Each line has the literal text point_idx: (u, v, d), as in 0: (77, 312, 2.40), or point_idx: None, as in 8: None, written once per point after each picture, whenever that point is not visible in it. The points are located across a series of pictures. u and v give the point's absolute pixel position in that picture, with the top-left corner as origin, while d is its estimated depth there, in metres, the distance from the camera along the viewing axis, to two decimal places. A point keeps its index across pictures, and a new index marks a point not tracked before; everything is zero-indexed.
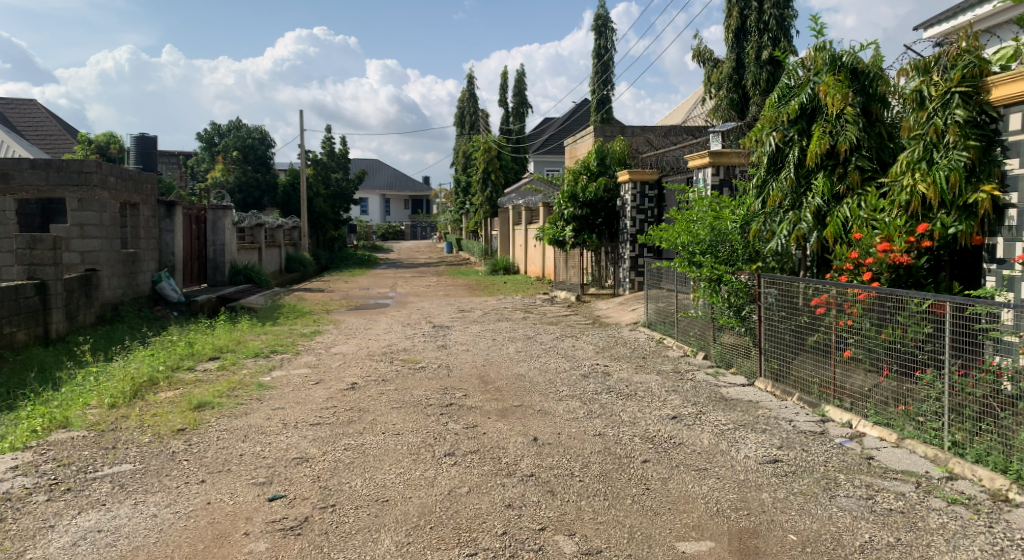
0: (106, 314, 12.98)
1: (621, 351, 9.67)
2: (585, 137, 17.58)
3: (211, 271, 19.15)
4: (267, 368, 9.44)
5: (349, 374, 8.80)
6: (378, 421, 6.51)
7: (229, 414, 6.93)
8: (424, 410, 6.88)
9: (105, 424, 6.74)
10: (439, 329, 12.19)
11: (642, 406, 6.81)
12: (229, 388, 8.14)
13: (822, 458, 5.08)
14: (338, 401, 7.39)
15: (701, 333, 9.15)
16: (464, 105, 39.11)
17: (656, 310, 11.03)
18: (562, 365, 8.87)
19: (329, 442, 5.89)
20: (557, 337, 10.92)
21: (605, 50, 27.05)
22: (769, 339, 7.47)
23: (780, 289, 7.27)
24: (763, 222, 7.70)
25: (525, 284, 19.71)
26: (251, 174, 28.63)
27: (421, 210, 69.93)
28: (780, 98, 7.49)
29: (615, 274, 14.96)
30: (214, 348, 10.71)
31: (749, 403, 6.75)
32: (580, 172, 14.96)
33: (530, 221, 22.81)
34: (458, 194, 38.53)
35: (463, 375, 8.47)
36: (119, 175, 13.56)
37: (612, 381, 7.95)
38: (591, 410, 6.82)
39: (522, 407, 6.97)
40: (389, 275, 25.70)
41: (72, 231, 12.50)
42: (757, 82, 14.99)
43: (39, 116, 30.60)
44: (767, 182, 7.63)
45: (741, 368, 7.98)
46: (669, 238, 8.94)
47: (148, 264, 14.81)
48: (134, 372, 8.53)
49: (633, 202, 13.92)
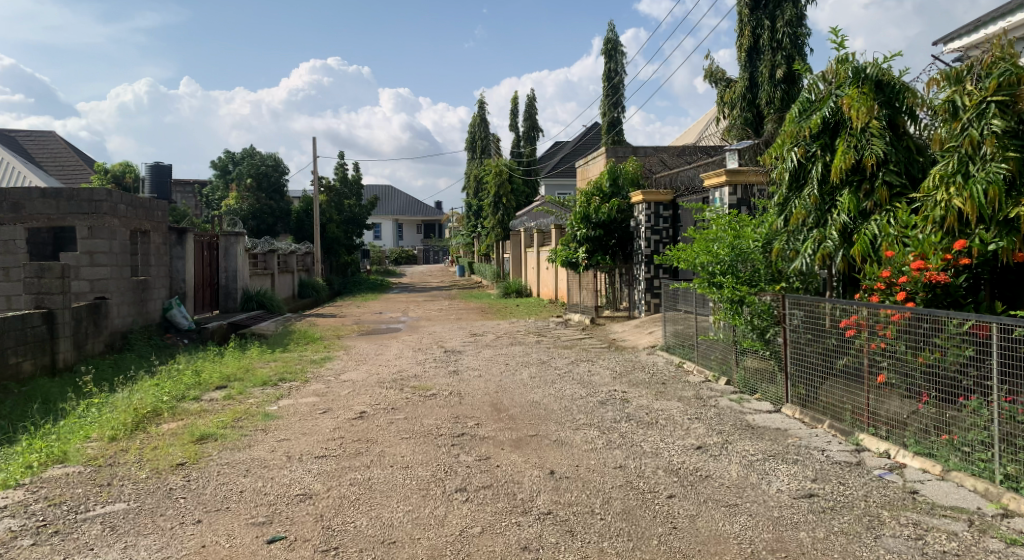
0: (114, 342, 12.77)
1: (640, 377, 9.33)
2: (597, 158, 17.31)
3: (223, 297, 18.95)
4: (275, 396, 9.17)
5: (357, 403, 8.50)
6: (387, 453, 6.21)
7: (231, 447, 6.64)
8: (435, 441, 6.57)
9: (104, 458, 6.47)
10: (451, 354, 11.90)
11: (665, 436, 6.50)
12: (234, 419, 7.86)
13: (862, 492, 4.75)
14: (345, 432, 7.09)
15: (723, 357, 8.82)
16: (475, 130, 39.04)
17: (674, 333, 10.70)
18: (578, 392, 8.54)
19: (334, 477, 5.59)
20: (572, 362, 10.59)
21: (616, 73, 26.90)
22: (796, 363, 7.16)
23: (807, 310, 6.97)
24: (785, 241, 7.34)
25: (537, 307, 19.39)
26: (264, 201, 28.57)
27: (433, 234, 69.88)
28: (800, 113, 7.15)
29: (630, 296, 14.63)
30: (221, 377, 10.45)
31: (778, 431, 6.46)
32: (592, 193, 14.70)
33: (543, 243, 22.57)
34: (470, 217, 38.36)
35: (475, 403, 8.16)
36: (130, 202, 13.40)
37: (631, 409, 7.64)
38: (610, 439, 6.49)
39: (538, 437, 6.65)
40: (401, 299, 25.47)
41: (82, 259, 12.28)
42: (772, 100, 14.69)
43: (58, 147, 30.76)
44: (789, 200, 7.29)
45: (766, 394, 7.68)
46: (688, 259, 8.65)
47: (157, 291, 14.62)
48: (138, 403, 8.27)
49: (648, 222, 13.63)
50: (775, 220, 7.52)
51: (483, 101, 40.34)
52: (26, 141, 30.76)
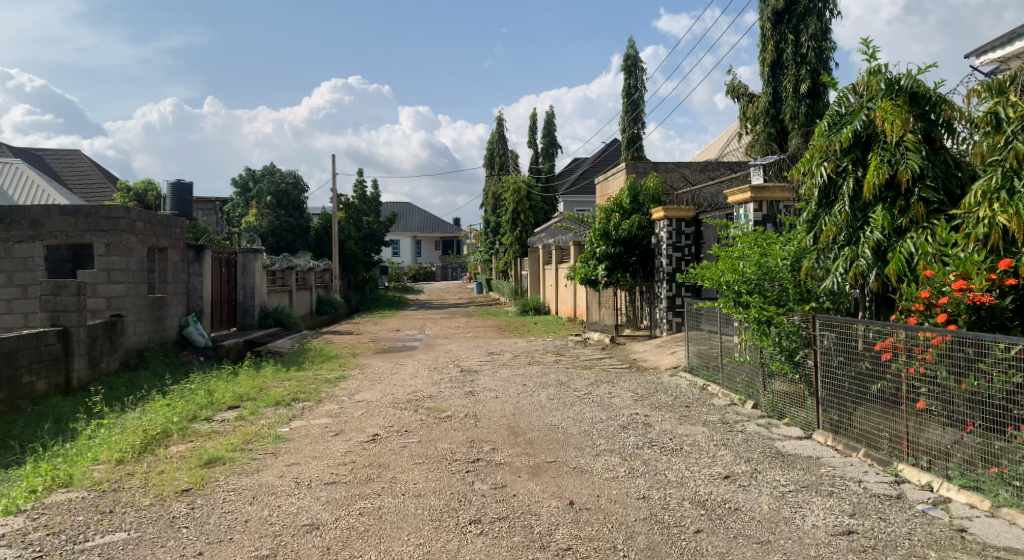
0: (130, 360, 12.62)
1: (662, 399, 9.03)
2: (617, 174, 17.05)
3: (241, 315, 18.84)
4: (288, 417, 8.94)
5: (371, 425, 8.26)
6: (399, 480, 5.96)
7: (240, 471, 6.40)
8: (449, 467, 6.32)
9: (109, 482, 6.24)
10: (468, 373, 11.64)
11: (691, 463, 6.22)
12: (244, 441, 7.63)
13: (905, 530, 4.51)
14: (357, 456, 6.84)
15: (750, 380, 8.52)
16: (493, 147, 38.94)
17: (697, 354, 10.38)
18: (599, 415, 8.26)
19: (343, 506, 5.34)
20: (592, 383, 10.30)
21: (635, 89, 26.70)
22: (827, 387, 6.89)
23: (838, 332, 6.71)
24: (815, 259, 7.04)
25: (556, 325, 19.11)
26: (283, 218, 28.55)
27: (451, 251, 69.79)
28: (830, 126, 6.83)
29: (651, 315, 14.32)
30: (235, 397, 10.24)
31: (809, 459, 6.23)
32: (612, 210, 14.44)
33: (561, 260, 22.32)
34: (488, 234, 38.18)
35: (492, 425, 7.89)
36: (148, 220, 13.29)
37: (654, 434, 7.35)
38: (632, 467, 6.20)
39: (557, 464, 6.37)
40: (418, 316, 25.28)
41: (99, 276, 12.37)
42: (796, 115, 14.39)
43: (83, 166, 30.94)
44: (818, 217, 7.00)
45: (796, 419, 7.40)
46: (712, 278, 8.38)
47: (174, 309, 14.51)
48: (147, 424, 8.06)
49: (669, 239, 13.37)
50: (804, 237, 7.22)
51: (501, 118, 40.26)
52: (51, 160, 30.98)
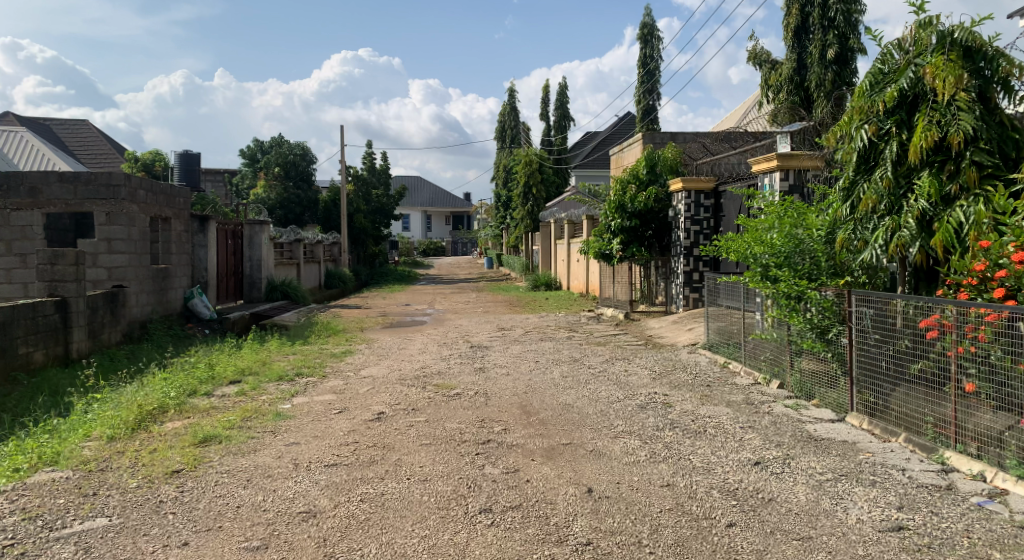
0: (133, 332, 12.27)
1: (681, 378, 8.59)
2: (633, 144, 16.53)
3: (248, 287, 18.48)
4: (291, 393, 8.56)
5: (376, 402, 7.87)
6: (405, 463, 5.57)
7: (236, 451, 6.01)
8: (458, 449, 5.91)
9: (97, 460, 5.85)
10: (478, 349, 11.23)
11: (717, 448, 5.79)
12: (243, 419, 7.25)
13: (961, 526, 4.17)
14: (360, 436, 6.44)
15: (776, 359, 8.08)
16: (504, 119, 38.31)
17: (717, 331, 9.92)
18: (615, 394, 7.84)
19: (343, 492, 4.94)
20: (607, 360, 9.88)
21: (650, 59, 26.09)
22: (862, 367, 6.49)
23: (875, 310, 6.31)
24: (852, 230, 6.60)
25: (567, 301, 18.68)
26: (293, 190, 28.13)
27: (462, 226, 69.32)
28: (871, 85, 6.36)
29: (666, 290, 13.82)
30: (237, 371, 9.87)
31: (845, 445, 5.82)
32: (628, 182, 13.93)
33: (573, 234, 21.83)
34: (498, 209, 37.67)
35: (503, 404, 7.49)
36: (150, 188, 12.88)
37: (674, 415, 6.93)
38: (654, 451, 5.77)
39: (573, 447, 5.96)
40: (428, 291, 24.90)
41: (100, 246, 11.88)
42: (822, 83, 13.83)
43: (91, 136, 30.57)
44: (855, 184, 6.58)
45: (826, 400, 7.01)
46: (738, 251, 7.92)
47: (179, 280, 14.14)
48: (143, 399, 7.67)
49: (687, 211, 12.88)
50: (840, 207, 6.78)
51: (513, 90, 39.58)
52: (59, 130, 30.58)
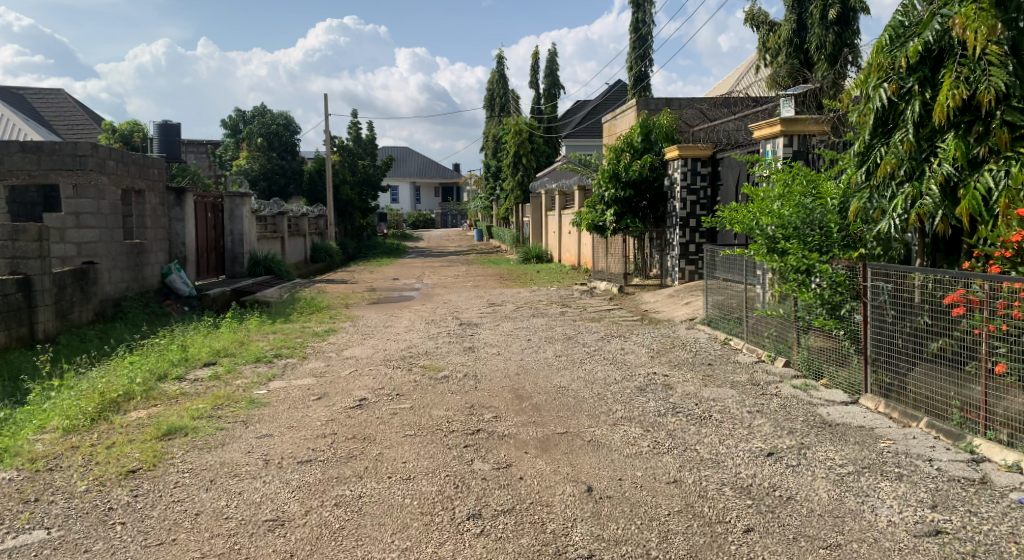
0: (106, 311, 11.73)
1: (681, 357, 8.14)
2: (626, 111, 15.95)
3: (229, 262, 17.89)
4: (267, 377, 8.07)
5: (357, 387, 7.39)
6: (386, 458, 5.11)
7: (202, 446, 5.53)
8: (444, 441, 5.44)
9: (48, 457, 5.37)
10: (467, 326, 10.73)
11: (726, 437, 5.32)
12: (213, 408, 6.78)
13: (1005, 529, 3.78)
14: (338, 427, 5.96)
15: (782, 336, 7.61)
16: (493, 88, 37.52)
17: (716, 305, 9.44)
18: (612, 375, 7.37)
19: (315, 495, 4.47)
20: (602, 338, 9.40)
21: (643, 24, 25.47)
22: (877, 346, 6.02)
23: (892, 284, 5.85)
24: (867, 198, 6.12)
25: (559, 274, 18.17)
26: (276, 162, 27.44)
27: (452, 198, 68.51)
28: (891, 39, 5.89)
29: (661, 262, 13.33)
30: (212, 352, 9.39)
31: (863, 431, 5.30)
32: (622, 150, 13.37)
33: (565, 206, 21.27)
34: (488, 179, 37.00)
35: (493, 388, 7.01)
36: (120, 159, 12.27)
37: (676, 399, 6.46)
38: (658, 441, 5.30)
39: (570, 437, 5.49)
40: (417, 264, 24.34)
41: (67, 220, 11.27)
42: (823, 45, 13.29)
43: (68, 106, 29.74)
44: (871, 148, 6.10)
45: (837, 381, 6.56)
46: (742, 222, 7.43)
47: (155, 256, 13.55)
48: (106, 386, 7.18)
49: (684, 180, 12.36)
50: (855, 173, 6.30)
51: (502, 58, 38.73)
52: (35, 100, 29.72)
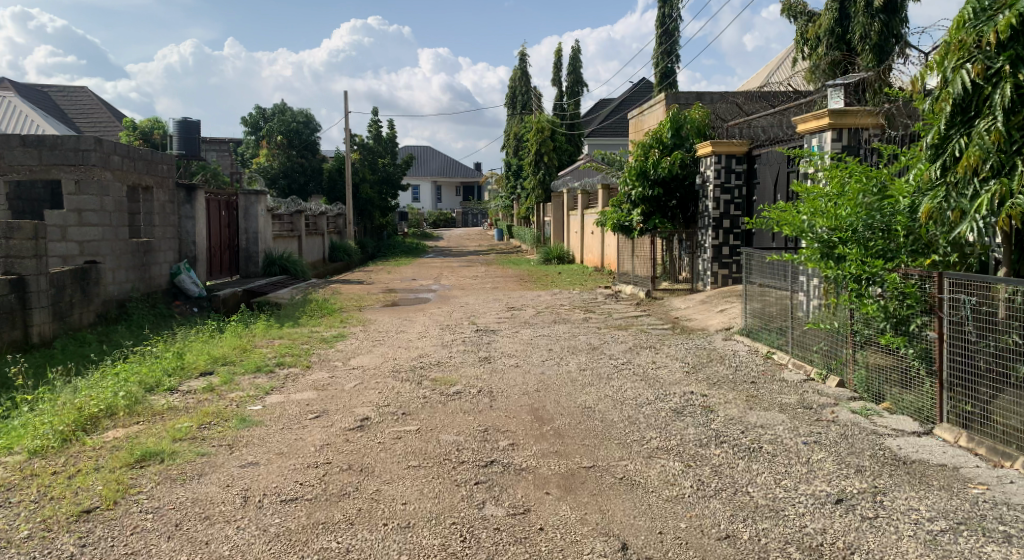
0: (108, 312, 11.11)
1: (719, 373, 7.34)
2: (655, 107, 15.13)
3: (243, 261, 17.27)
4: (264, 390, 7.39)
5: (360, 404, 6.66)
6: (383, 497, 4.39)
7: (175, 477, 4.82)
8: (451, 476, 4.69)
9: (2, 488, 4.68)
10: (484, 334, 9.96)
11: (783, 477, 4.53)
12: (199, 427, 6.10)
13: None
14: (332, 454, 5.24)
15: (834, 352, 6.81)
16: (515, 85, 36.73)
17: (756, 314, 8.62)
18: (645, 395, 6.59)
19: (296, 549, 3.81)
20: (631, 349, 8.61)
21: (669, 18, 24.56)
22: (956, 368, 5.21)
23: (974, 296, 5.06)
24: (943, 198, 5.32)
25: (582, 276, 17.37)
26: (296, 160, 26.88)
27: (473, 196, 67.82)
28: (975, 14, 5.07)
29: (692, 266, 12.51)
30: (210, 360, 8.73)
31: (946, 472, 4.49)
32: (650, 147, 12.54)
33: (588, 205, 20.50)
34: (509, 179, 36.21)
35: (510, 408, 6.26)
36: (126, 154, 11.65)
37: (719, 425, 5.68)
38: (702, 481, 4.55)
39: (597, 472, 4.75)
40: (437, 264, 23.61)
41: (70, 218, 10.67)
42: (867, 35, 12.40)
43: (91, 103, 29.40)
44: (948, 140, 5.29)
45: (902, 404, 5.79)
46: (790, 225, 6.63)
47: (164, 256, 12.94)
48: (88, 401, 6.52)
49: (717, 178, 11.55)
50: (927, 168, 5.49)
51: (524, 54, 37.90)
52: (58, 97, 29.40)
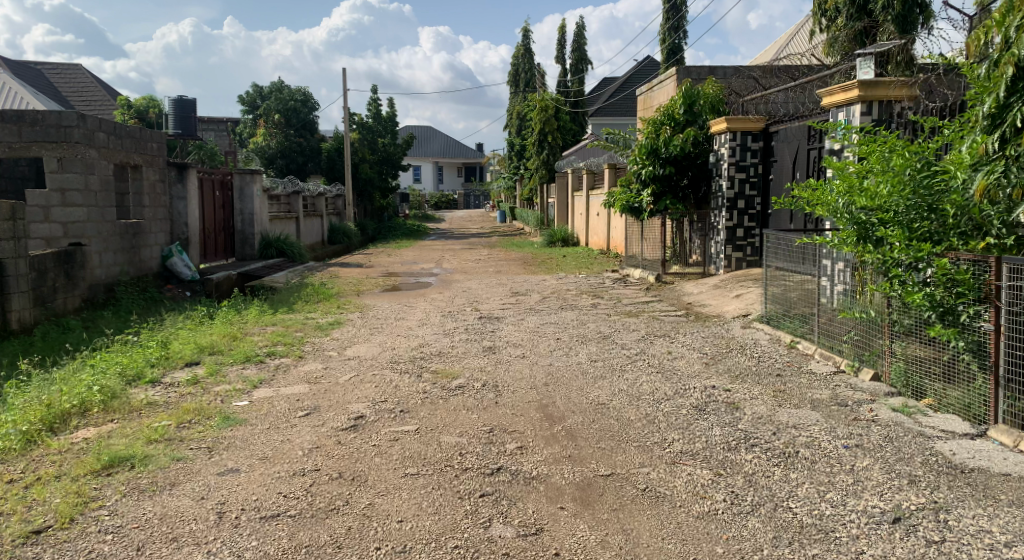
0: (95, 297, 10.59)
1: (742, 365, 6.82)
2: (666, 82, 14.48)
3: (239, 244, 16.71)
4: (252, 383, 6.85)
5: (355, 400, 6.15)
6: (376, 513, 3.91)
7: (145, 487, 4.30)
8: (454, 487, 4.18)
9: None
10: (487, 321, 9.44)
11: (828, 490, 4.02)
12: (177, 426, 5.59)
13: None
14: (322, 459, 4.72)
15: (867, 343, 6.26)
16: (518, 63, 36.02)
17: (776, 300, 8.07)
18: (663, 390, 6.06)
19: None
20: (644, 338, 8.08)
21: None
22: (1016, 362, 4.71)
23: None
24: (1001, 172, 4.82)
25: (588, 259, 16.81)
26: (294, 139, 26.23)
27: (475, 177, 67.14)
28: None
29: (704, 249, 11.94)
30: (196, 350, 8.20)
31: (1013, 484, 3.98)
32: (662, 123, 11.99)
33: (593, 186, 19.90)
34: (512, 159, 35.57)
35: (517, 405, 5.74)
36: (113, 131, 11.05)
37: (748, 426, 5.16)
38: (736, 493, 4.03)
39: (617, 482, 4.23)
40: (438, 247, 23.04)
41: (52, 198, 10.10)
42: (890, 4, 11.67)
43: (87, 80, 28.79)
44: (1009, 108, 4.79)
45: (948, 403, 5.26)
46: (823, 204, 6.06)
47: (154, 238, 12.39)
48: (59, 397, 6.01)
49: (732, 156, 10.97)
50: (983, 140, 4.99)
51: (527, 32, 37.15)
52: (53, 75, 28.79)
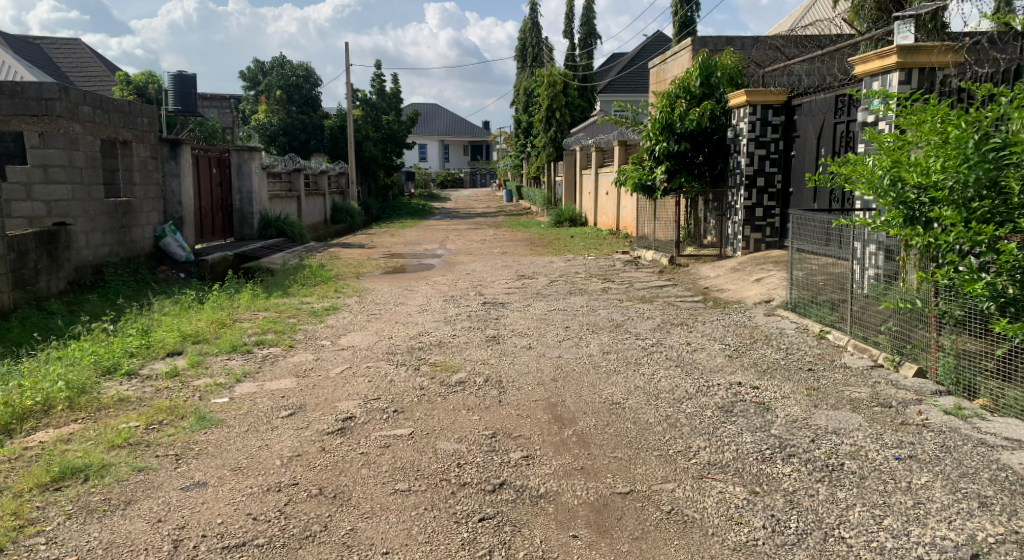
0: (82, 279, 10.04)
1: (768, 358, 6.22)
2: (681, 53, 13.77)
3: (237, 223, 16.13)
4: (235, 377, 6.29)
5: (345, 397, 5.59)
6: (359, 542, 3.37)
7: (98, 506, 3.74)
8: (450, 508, 3.63)
9: None
10: (491, 307, 8.86)
11: (884, 514, 3.47)
12: (147, 428, 5.02)
13: None
14: (301, 471, 4.16)
15: (908, 335, 5.66)
16: (526, 36, 35.19)
17: (802, 285, 7.44)
18: (685, 388, 5.47)
19: None
20: (660, 326, 7.49)
21: None
22: None
23: None
24: None
25: (597, 240, 16.18)
26: (296, 116, 25.52)
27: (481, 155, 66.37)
28: None
29: (720, 229, 11.32)
30: (180, 338, 7.63)
31: None
32: (677, 96, 11.33)
33: (602, 164, 19.23)
34: (519, 136, 34.86)
35: (522, 405, 5.17)
36: (99, 104, 10.43)
37: (782, 432, 4.58)
38: (777, 518, 3.48)
39: (637, 502, 3.67)
40: (442, 227, 22.41)
41: (34, 174, 9.52)
42: None
43: (86, 55, 28.15)
44: None
45: (1012, 403, 4.71)
46: (865, 180, 5.41)
47: (147, 218, 11.83)
48: (21, 394, 5.44)
49: (751, 131, 10.33)
50: None
51: (535, 5, 36.27)
52: (51, 50, 28.15)
